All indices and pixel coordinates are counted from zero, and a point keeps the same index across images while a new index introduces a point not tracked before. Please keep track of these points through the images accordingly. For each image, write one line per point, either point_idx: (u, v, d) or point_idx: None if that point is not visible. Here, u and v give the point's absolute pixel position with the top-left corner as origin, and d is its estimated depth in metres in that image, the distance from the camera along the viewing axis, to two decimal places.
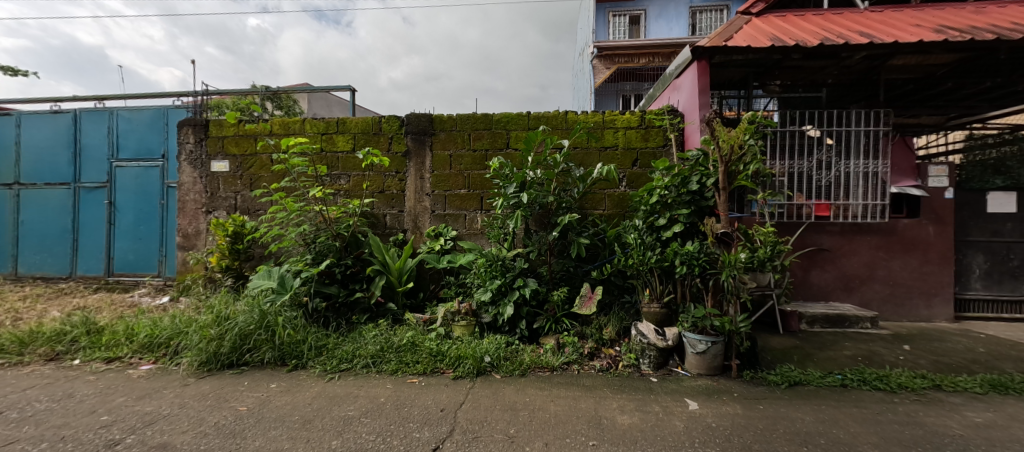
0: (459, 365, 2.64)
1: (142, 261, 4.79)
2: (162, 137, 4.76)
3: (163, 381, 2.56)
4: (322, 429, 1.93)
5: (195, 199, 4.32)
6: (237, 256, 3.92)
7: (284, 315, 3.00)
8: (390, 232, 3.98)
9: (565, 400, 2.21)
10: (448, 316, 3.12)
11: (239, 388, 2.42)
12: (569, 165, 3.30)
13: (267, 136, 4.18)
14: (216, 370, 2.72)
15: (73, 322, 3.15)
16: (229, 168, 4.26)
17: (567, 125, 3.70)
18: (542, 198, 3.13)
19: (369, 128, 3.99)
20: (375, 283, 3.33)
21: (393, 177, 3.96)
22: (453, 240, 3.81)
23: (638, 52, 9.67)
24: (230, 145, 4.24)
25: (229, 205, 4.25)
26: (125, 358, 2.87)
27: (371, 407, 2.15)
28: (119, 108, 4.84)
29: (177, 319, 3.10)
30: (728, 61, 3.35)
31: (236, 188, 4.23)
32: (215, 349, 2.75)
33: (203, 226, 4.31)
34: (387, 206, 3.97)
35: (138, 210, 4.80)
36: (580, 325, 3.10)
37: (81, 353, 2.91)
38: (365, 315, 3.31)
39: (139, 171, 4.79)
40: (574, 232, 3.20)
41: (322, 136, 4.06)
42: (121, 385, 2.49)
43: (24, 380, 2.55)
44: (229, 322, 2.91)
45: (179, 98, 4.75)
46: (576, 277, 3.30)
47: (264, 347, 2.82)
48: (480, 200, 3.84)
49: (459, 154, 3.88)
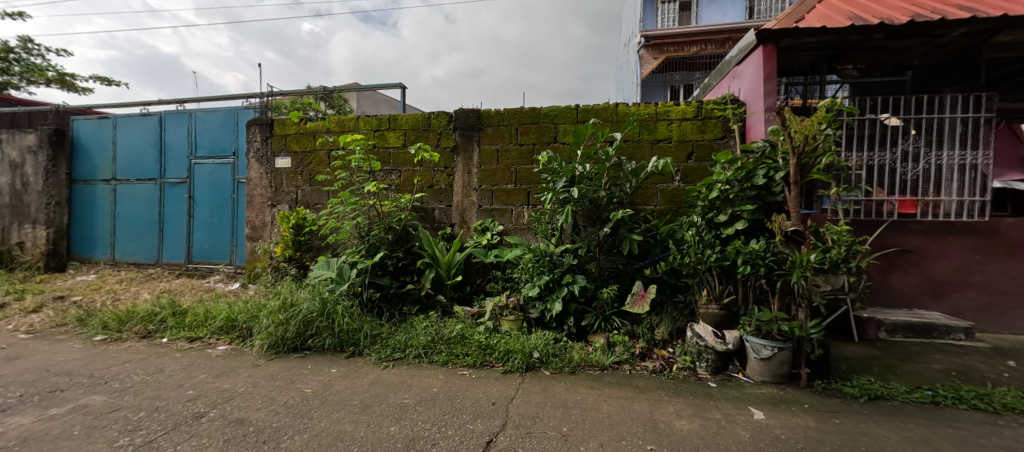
0: (508, 360, 2.65)
1: (216, 250, 5.23)
2: (232, 135, 5.15)
3: (238, 360, 2.78)
4: (381, 415, 2.01)
5: (261, 193, 4.65)
6: (299, 247, 4.18)
7: (342, 304, 3.16)
8: (438, 226, 4.07)
9: (617, 400, 2.15)
10: (496, 310, 3.13)
11: (304, 371, 2.58)
12: (621, 158, 3.21)
13: (325, 134, 4.40)
14: (282, 352, 2.92)
15: (161, 304, 3.49)
16: (290, 164, 4.53)
17: (617, 118, 3.59)
18: (592, 193, 3.05)
19: (419, 125, 4.08)
20: (425, 276, 3.43)
21: (441, 172, 4.03)
22: (500, 235, 3.83)
23: (689, 40, 9.15)
24: (292, 143, 4.52)
25: (291, 199, 4.53)
26: (206, 339, 3.15)
27: (425, 396, 2.21)
28: (196, 110, 5.29)
29: (248, 304, 3.35)
30: (798, 45, 3.07)
31: (297, 183, 4.50)
32: (282, 333, 2.95)
33: (268, 219, 4.63)
34: (435, 201, 4.06)
35: (213, 204, 5.24)
36: (630, 324, 3.02)
37: (169, 332, 3.23)
38: (416, 306, 3.42)
39: (213, 167, 5.22)
40: (624, 228, 3.09)
41: (375, 133, 4.21)
42: (202, 362, 2.74)
43: (123, 355, 2.87)
44: (294, 309, 3.11)
45: (247, 100, 5.11)
46: (626, 275, 3.21)
47: (325, 334, 2.98)
48: (527, 195, 3.82)
49: (506, 148, 3.88)
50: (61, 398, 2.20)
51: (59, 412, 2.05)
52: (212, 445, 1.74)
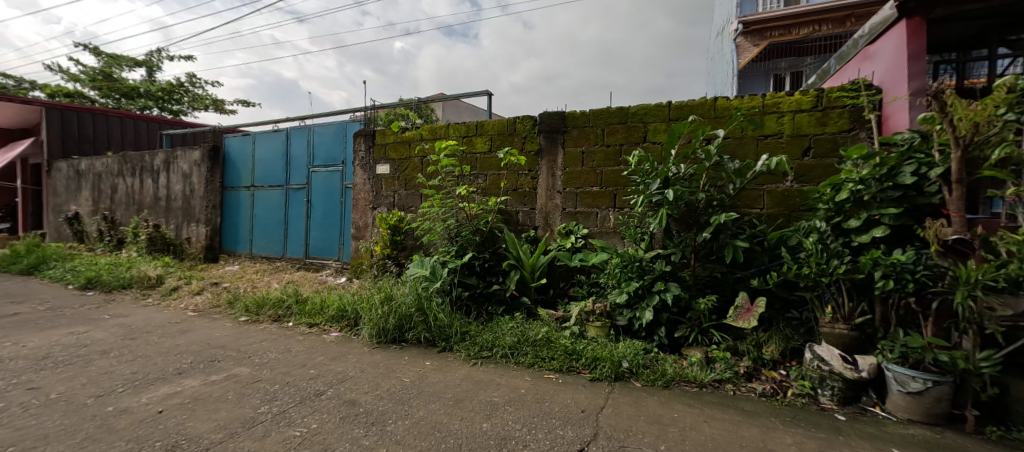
0: (595, 367, 2.58)
1: (327, 247, 5.92)
2: (342, 146, 5.79)
3: (348, 347, 3.11)
4: (473, 410, 2.08)
5: (365, 197, 5.15)
6: (396, 246, 4.55)
7: (434, 301, 3.35)
8: (522, 229, 4.12)
9: (721, 423, 1.96)
10: (582, 315, 3.06)
11: (402, 362, 2.79)
12: (722, 157, 2.93)
13: (420, 141, 4.73)
14: (383, 342, 3.19)
15: (288, 293, 4.05)
16: (389, 171, 4.95)
17: (716, 114, 3.30)
18: (688, 195, 2.82)
19: (505, 130, 4.18)
20: (510, 277, 3.49)
21: (526, 175, 4.08)
22: (584, 238, 3.75)
23: (798, 21, 7.90)
24: (391, 151, 4.93)
25: (389, 202, 4.95)
26: (322, 325, 3.58)
27: (513, 397, 2.24)
28: (314, 125, 6.06)
29: (355, 296, 3.73)
30: (957, 15, 2.53)
31: (395, 188, 4.91)
32: (384, 325, 3.22)
33: (370, 220, 5.11)
34: (519, 204, 4.11)
35: (325, 206, 5.94)
36: (732, 339, 2.74)
37: (294, 317, 3.73)
38: (501, 306, 3.49)
39: (326, 175, 5.92)
40: (727, 233, 2.81)
41: (463, 139, 4.42)
42: (319, 346, 3.11)
43: (261, 334, 3.38)
44: (393, 303, 3.38)
45: (354, 114, 5.71)
46: (726, 285, 2.93)
47: (419, 328, 3.19)
48: (614, 198, 3.68)
49: (592, 150, 3.79)
50: (218, 367, 2.66)
51: (218, 379, 2.47)
52: (330, 421, 1.96)
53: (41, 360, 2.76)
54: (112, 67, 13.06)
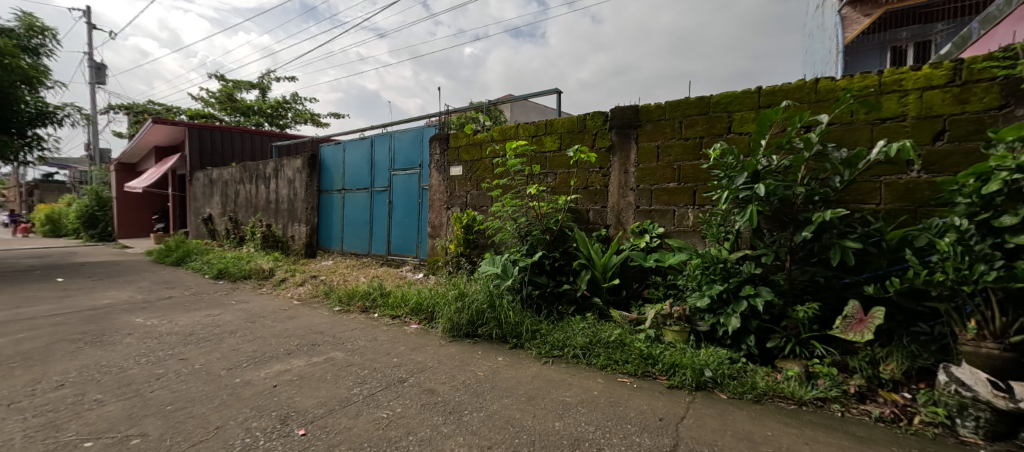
0: (674, 374, 2.43)
1: (406, 245, 6.33)
2: (419, 150, 6.15)
3: (426, 339, 3.30)
4: (545, 408, 2.08)
5: (440, 197, 5.41)
6: (468, 244, 4.72)
7: (505, 298, 3.41)
8: (592, 228, 4.02)
9: (826, 447, 1.73)
10: (658, 318, 2.90)
11: (476, 356, 2.89)
12: (825, 146, 2.58)
13: (491, 142, 4.84)
14: (457, 336, 3.33)
15: (373, 286, 4.41)
16: (462, 172, 5.15)
17: (816, 98, 2.93)
18: (783, 190, 2.53)
19: (574, 127, 4.12)
20: (581, 277, 3.43)
21: (596, 173, 3.98)
22: (660, 238, 3.55)
23: None
24: (463, 153, 5.13)
25: (462, 202, 5.15)
26: (403, 317, 3.84)
27: (586, 398, 2.21)
28: (394, 131, 6.51)
29: (432, 291, 3.94)
30: None
31: (467, 188, 5.10)
32: (458, 320, 3.36)
33: (444, 220, 5.37)
34: (590, 202, 4.02)
35: (405, 207, 6.36)
36: (839, 353, 2.40)
37: (378, 309, 4.05)
38: (572, 306, 3.44)
39: (405, 177, 6.34)
40: (832, 233, 2.47)
41: (533, 139, 4.44)
42: (401, 337, 3.34)
43: (352, 323, 3.73)
44: (466, 299, 3.51)
45: (429, 119, 6.02)
46: (830, 291, 2.58)
47: (491, 324, 3.27)
48: (693, 194, 3.43)
49: (668, 144, 3.58)
50: (317, 350, 2.99)
51: (318, 360, 2.78)
52: (413, 406, 2.09)
53: (187, 336, 3.33)
54: (234, 90, 15.31)
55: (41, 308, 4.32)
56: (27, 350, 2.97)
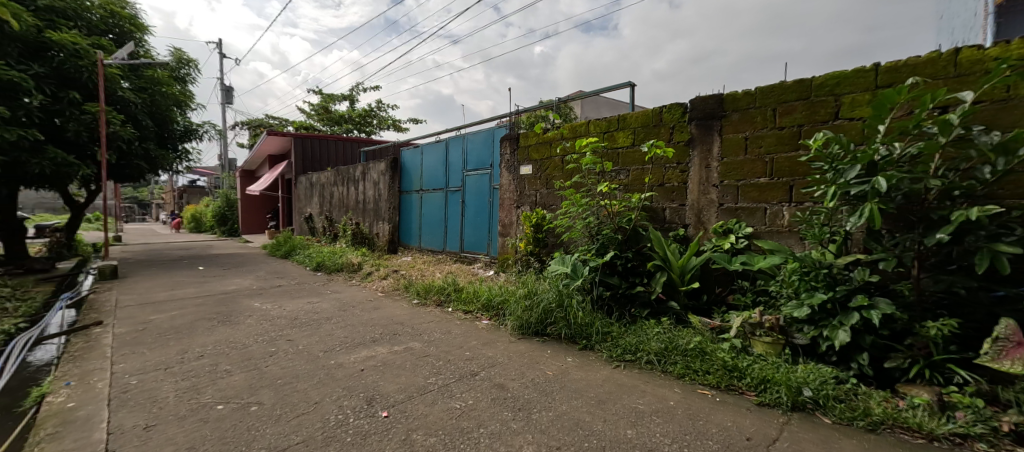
0: (765, 390, 2.19)
1: (478, 243, 6.53)
2: (490, 151, 6.29)
3: (497, 335, 3.37)
4: (617, 413, 2.01)
5: (510, 196, 5.49)
6: (538, 243, 4.72)
7: (575, 298, 3.34)
8: (669, 227, 3.78)
9: None
10: (746, 327, 2.64)
11: (545, 355, 2.87)
12: (969, 129, 2.13)
13: (561, 140, 4.79)
14: (527, 334, 3.35)
15: (447, 282, 4.62)
16: (532, 171, 5.17)
17: (956, 71, 2.43)
18: (909, 183, 2.14)
19: (650, 121, 3.91)
20: (656, 279, 3.24)
21: (674, 168, 3.74)
22: (747, 239, 3.23)
23: None
24: (533, 152, 5.15)
25: (532, 200, 5.17)
26: (474, 313, 3.96)
27: (661, 407, 2.08)
28: (467, 133, 6.74)
29: (502, 289, 4.01)
30: None
31: (537, 187, 5.10)
32: (527, 318, 3.38)
33: (514, 218, 5.43)
34: (667, 200, 3.79)
35: (477, 206, 6.56)
36: (987, 382, 1.97)
37: (452, 304, 4.23)
38: (646, 310, 3.27)
39: (477, 178, 6.54)
40: (977, 235, 2.04)
41: (604, 135, 4.30)
42: (473, 331, 3.45)
43: (428, 316, 3.94)
44: (536, 297, 3.51)
45: (500, 120, 6.13)
46: (974, 306, 2.13)
47: (560, 324, 3.24)
48: (789, 190, 3.06)
49: (758, 135, 3.23)
50: (398, 339, 3.21)
51: (398, 349, 2.97)
52: (484, 400, 2.14)
53: (292, 320, 3.79)
54: (329, 103, 17.06)
55: (187, 291, 5.21)
56: (177, 325, 3.61)
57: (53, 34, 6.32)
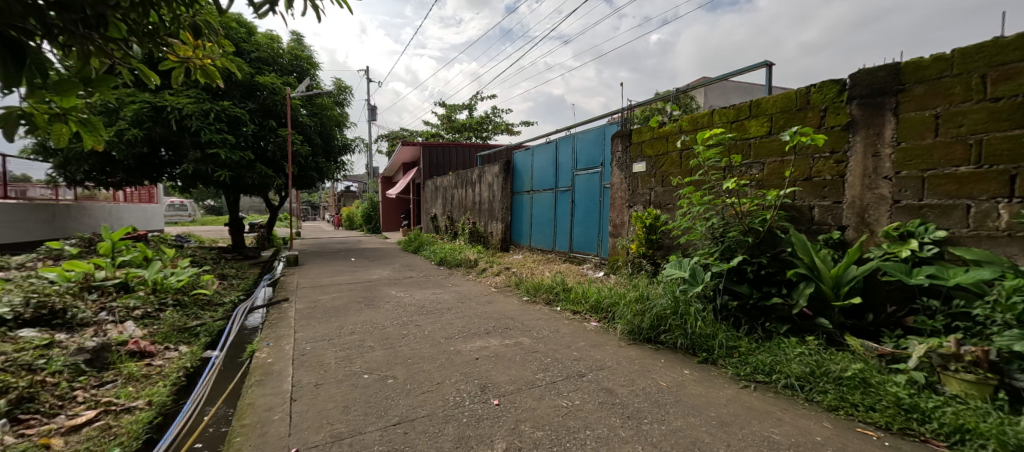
0: (962, 443, 1.73)
1: (587, 243, 6.47)
2: (600, 149, 6.17)
3: (606, 338, 3.30)
4: (744, 440, 1.80)
5: (621, 196, 5.32)
6: (652, 244, 4.47)
7: (694, 306, 3.08)
8: (817, 229, 3.21)
9: None
10: (932, 359, 2.10)
11: (659, 364, 2.72)
12: None
13: (679, 134, 4.45)
14: (638, 340, 3.21)
15: (556, 281, 4.69)
16: (645, 168, 4.92)
17: None
18: None
19: (792, 105, 3.37)
20: (800, 290, 2.77)
21: (825, 159, 3.16)
22: (937, 245, 2.56)
23: None
24: (647, 148, 4.88)
25: (646, 199, 4.92)
26: (583, 314, 3.94)
27: (803, 441, 1.80)
28: (577, 132, 6.72)
29: (612, 291, 3.91)
30: None
31: (651, 185, 4.83)
32: (639, 323, 3.24)
33: (626, 218, 5.24)
34: (814, 197, 3.23)
35: (587, 206, 6.49)
36: None
37: (561, 303, 4.28)
38: (785, 326, 2.83)
39: (587, 177, 6.47)
40: None
41: (732, 125, 3.86)
42: (581, 332, 3.44)
43: (538, 314, 4.05)
44: (649, 302, 3.34)
45: (611, 117, 5.96)
46: None
47: (677, 333, 3.02)
48: (1006, 183, 2.34)
49: (954, 112, 2.53)
50: (509, 333, 3.38)
51: (510, 343, 3.13)
52: (591, 402, 2.13)
53: (420, 308, 4.28)
54: (450, 112, 18.68)
55: (342, 278, 6.29)
56: (336, 305, 4.39)
57: (259, 78, 8.33)
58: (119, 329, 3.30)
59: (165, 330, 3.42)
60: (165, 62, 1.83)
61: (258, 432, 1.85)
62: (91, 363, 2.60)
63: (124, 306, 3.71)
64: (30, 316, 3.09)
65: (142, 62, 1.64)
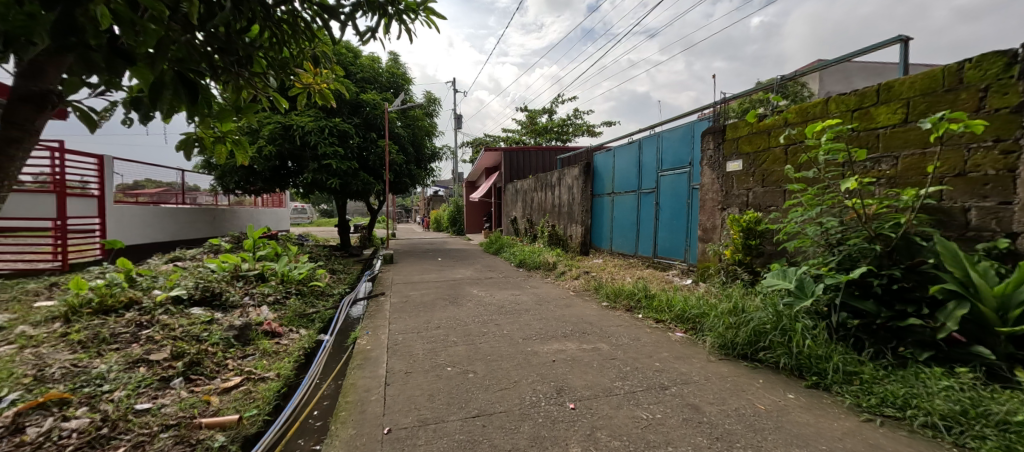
0: None
1: (674, 248, 6.09)
2: (689, 147, 5.78)
3: (693, 350, 3.08)
4: None
5: (713, 197, 4.93)
6: (749, 251, 4.05)
7: (801, 322, 2.74)
8: (974, 236, 2.63)
9: None
10: None
11: (756, 384, 2.46)
12: None
13: (784, 128, 3.98)
14: (732, 356, 2.93)
15: (638, 287, 4.50)
16: (742, 167, 4.49)
17: None
18: None
19: (937, 86, 2.80)
20: (948, 310, 2.29)
21: (986, 149, 2.58)
22: None
23: None
24: (744, 144, 4.46)
25: (742, 201, 4.50)
26: (668, 323, 3.72)
27: None
28: (663, 131, 6.38)
29: (701, 300, 3.64)
30: None
31: (749, 185, 4.40)
32: (732, 337, 2.97)
33: (718, 221, 4.83)
34: (970, 197, 2.65)
35: (673, 208, 6.12)
36: None
37: (643, 310, 4.09)
38: (926, 353, 2.32)
39: (674, 177, 6.10)
40: None
41: (853, 114, 3.33)
42: (665, 342, 3.26)
43: (618, 320, 3.94)
44: (746, 315, 3.06)
45: (702, 113, 5.56)
46: None
47: (779, 351, 2.69)
48: None
49: None
50: (587, 338, 3.34)
51: (588, 348, 3.09)
52: (675, 418, 2.02)
53: (500, 307, 4.43)
54: (531, 116, 18.98)
55: (430, 276, 6.76)
56: (425, 301, 4.74)
57: (363, 95, 9.38)
58: (258, 311, 3.97)
59: (290, 315, 4.02)
60: (293, 89, 2.19)
61: (358, 409, 2.09)
62: (238, 338, 3.16)
63: (261, 292, 4.45)
64: (198, 297, 3.86)
65: (276, 90, 1.97)
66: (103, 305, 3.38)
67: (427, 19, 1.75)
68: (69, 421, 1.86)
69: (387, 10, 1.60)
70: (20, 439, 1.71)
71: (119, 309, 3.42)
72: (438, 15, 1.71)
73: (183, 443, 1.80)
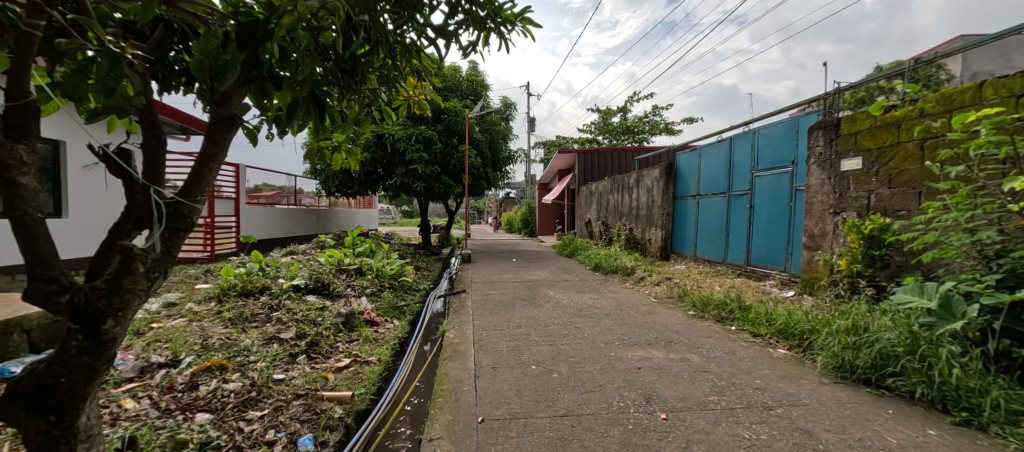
0: None
1: (772, 256, 5.54)
2: (792, 144, 5.22)
3: (801, 369, 2.78)
4: None
5: (822, 200, 4.41)
6: (871, 262, 3.53)
7: (946, 347, 2.32)
8: None
9: None
10: None
11: (883, 414, 2.15)
12: None
13: (919, 120, 3.42)
14: (851, 380, 2.58)
15: (730, 297, 4.17)
16: (862, 165, 3.95)
17: None
18: None
19: None
20: None
21: None
22: None
23: None
24: (865, 139, 3.92)
25: (861, 205, 3.95)
26: (767, 337, 3.40)
27: None
28: (759, 127, 5.84)
29: (809, 316, 3.27)
30: None
31: (870, 186, 3.86)
32: (851, 358, 2.63)
33: (830, 227, 4.30)
34: None
35: (771, 211, 5.56)
36: None
37: (736, 322, 3.79)
38: None
39: (773, 178, 5.55)
40: None
41: (1019, 100, 2.75)
42: (765, 358, 2.99)
43: (707, 331, 3.69)
44: (869, 335, 2.68)
45: (808, 105, 4.99)
46: None
47: (915, 378, 2.32)
48: None
49: None
50: (674, 347, 3.18)
51: (675, 357, 2.95)
52: (782, 440, 1.86)
53: (579, 310, 4.40)
54: (606, 116, 18.53)
55: (507, 276, 6.95)
56: (505, 300, 4.89)
57: (446, 104, 9.95)
58: (358, 301, 4.42)
59: (385, 307, 4.42)
60: (397, 101, 2.42)
61: (453, 397, 2.25)
62: (346, 324, 3.56)
63: (360, 285, 4.95)
64: (312, 286, 4.42)
65: (384, 104, 2.20)
66: (244, 289, 4.04)
67: (523, 30, 1.82)
68: (228, 383, 2.26)
69: (487, 24, 1.70)
70: (196, 393, 2.13)
71: (255, 293, 4.06)
72: (534, 24, 1.77)
73: (310, 411, 2.08)
